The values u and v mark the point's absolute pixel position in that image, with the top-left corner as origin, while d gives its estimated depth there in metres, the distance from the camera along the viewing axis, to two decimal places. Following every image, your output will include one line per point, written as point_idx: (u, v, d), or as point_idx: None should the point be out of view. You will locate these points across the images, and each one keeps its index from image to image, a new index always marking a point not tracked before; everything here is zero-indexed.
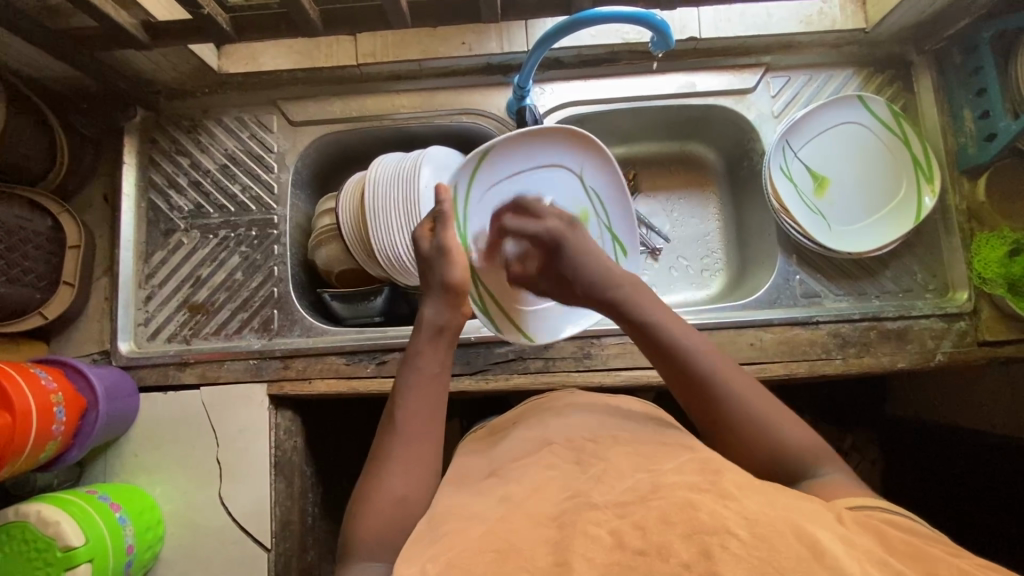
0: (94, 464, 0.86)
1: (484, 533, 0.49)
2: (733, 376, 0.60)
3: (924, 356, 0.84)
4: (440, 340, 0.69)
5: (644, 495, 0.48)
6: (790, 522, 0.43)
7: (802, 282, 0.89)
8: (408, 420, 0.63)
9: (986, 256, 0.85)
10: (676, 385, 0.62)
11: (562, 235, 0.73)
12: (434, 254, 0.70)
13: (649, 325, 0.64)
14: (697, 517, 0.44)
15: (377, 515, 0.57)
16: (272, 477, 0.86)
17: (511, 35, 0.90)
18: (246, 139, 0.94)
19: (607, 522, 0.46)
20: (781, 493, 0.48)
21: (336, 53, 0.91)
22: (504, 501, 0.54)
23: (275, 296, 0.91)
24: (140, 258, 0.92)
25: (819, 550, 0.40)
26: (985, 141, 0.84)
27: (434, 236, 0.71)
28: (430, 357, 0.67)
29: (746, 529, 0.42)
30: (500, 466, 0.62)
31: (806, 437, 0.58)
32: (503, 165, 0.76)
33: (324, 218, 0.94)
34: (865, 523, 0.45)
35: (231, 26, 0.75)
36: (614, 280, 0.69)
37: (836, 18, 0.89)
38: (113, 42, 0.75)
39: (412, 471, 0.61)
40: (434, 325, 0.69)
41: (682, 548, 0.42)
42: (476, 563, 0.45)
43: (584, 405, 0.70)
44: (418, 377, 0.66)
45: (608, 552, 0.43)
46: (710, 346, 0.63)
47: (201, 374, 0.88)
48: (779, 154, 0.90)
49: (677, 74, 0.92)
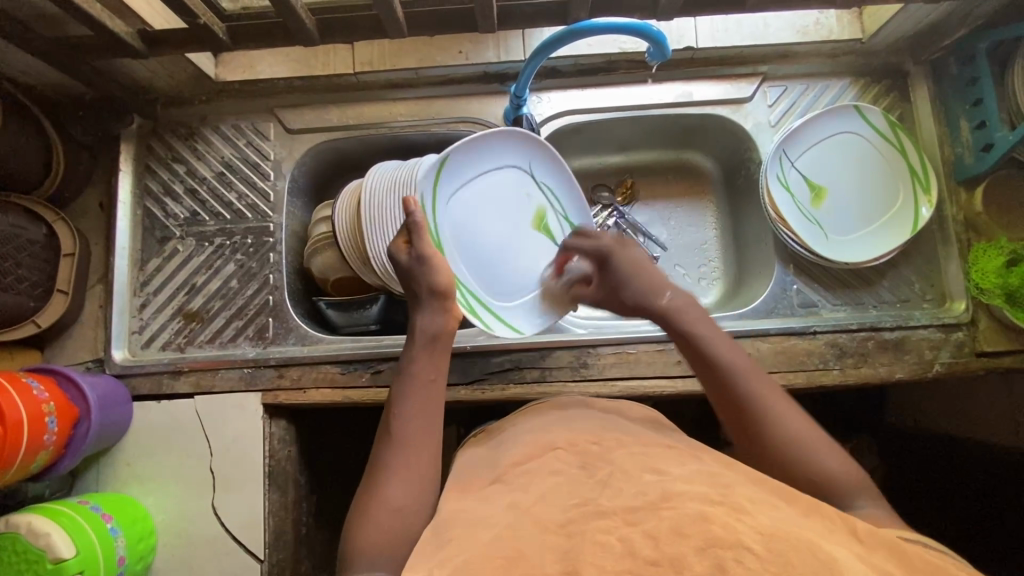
0: (87, 474, 0.86)
1: (492, 538, 0.48)
2: (783, 408, 0.60)
3: (922, 366, 0.84)
4: (434, 347, 0.68)
5: (653, 501, 0.48)
6: (803, 538, 0.43)
7: (799, 292, 0.89)
8: (404, 428, 0.63)
9: (983, 268, 0.83)
10: (717, 387, 0.63)
11: (615, 248, 0.79)
12: (417, 263, 0.70)
13: (695, 341, 0.66)
14: (711, 529, 0.43)
15: (376, 522, 0.57)
16: (266, 487, 0.85)
17: (509, 44, 0.90)
18: (243, 146, 0.94)
19: (616, 529, 0.46)
20: (794, 509, 0.47)
21: (333, 61, 0.91)
22: (510, 507, 0.53)
23: (270, 304, 0.91)
24: (134, 266, 0.92)
25: (835, 565, 0.40)
26: (980, 151, 0.84)
27: (410, 248, 0.70)
28: (424, 364, 0.67)
29: (760, 543, 0.42)
30: (503, 470, 0.60)
31: (820, 456, 0.58)
32: (459, 173, 0.81)
33: (320, 226, 0.93)
34: (878, 545, 0.45)
35: (228, 35, 0.75)
36: (662, 295, 0.72)
37: (832, 28, 0.89)
38: (110, 51, 0.75)
39: (409, 479, 0.60)
40: (425, 331, 0.68)
41: (696, 562, 0.42)
42: (483, 570, 0.44)
43: (585, 408, 0.70)
44: (412, 385, 0.66)
45: (619, 559, 0.43)
46: (749, 362, 0.64)
47: (195, 383, 0.87)
48: (775, 163, 0.89)
49: (674, 83, 0.92)
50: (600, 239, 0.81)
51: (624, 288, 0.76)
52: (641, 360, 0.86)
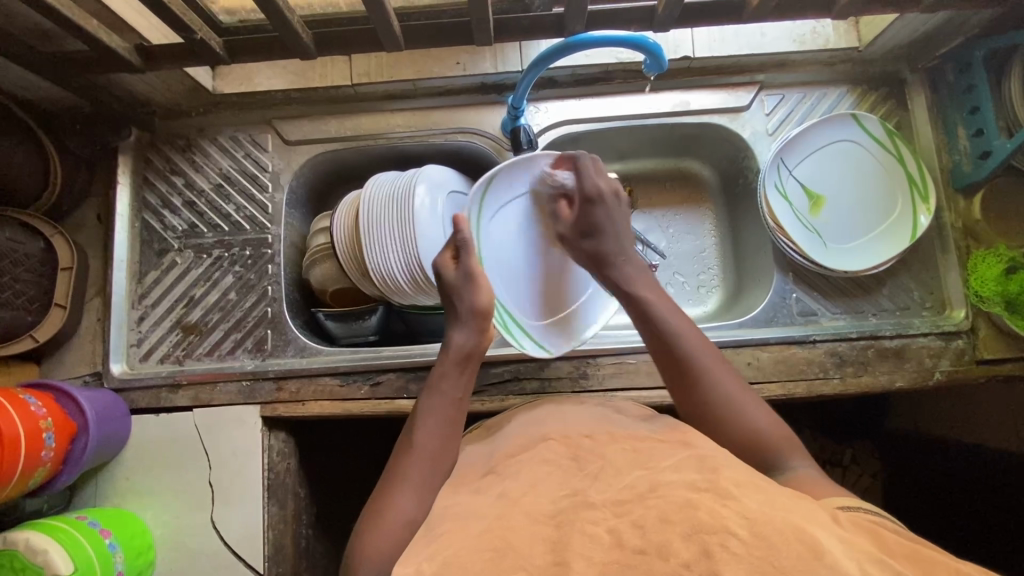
0: (85, 489, 0.85)
1: (481, 530, 0.49)
2: (718, 365, 0.64)
3: (921, 375, 0.84)
4: (465, 366, 0.69)
5: (642, 493, 0.49)
6: (789, 522, 0.44)
7: (798, 300, 0.89)
8: (426, 442, 0.63)
9: (982, 275, 0.83)
10: (653, 342, 0.66)
11: (603, 198, 0.74)
12: (462, 280, 0.72)
13: (640, 300, 0.68)
14: (697, 515, 0.44)
15: (387, 534, 0.56)
16: (265, 500, 0.85)
17: (505, 55, 0.90)
18: (241, 158, 0.94)
19: (604, 521, 0.47)
20: (781, 493, 0.48)
21: (330, 73, 0.91)
22: (500, 496, 0.53)
23: (269, 316, 0.91)
24: (132, 278, 0.92)
25: (819, 550, 0.41)
26: (979, 159, 0.84)
27: (458, 264, 0.73)
28: (453, 382, 0.68)
29: (746, 528, 0.43)
30: (496, 461, 0.60)
31: (752, 416, 0.61)
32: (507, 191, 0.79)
33: (319, 237, 0.93)
34: (857, 529, 0.47)
35: (226, 50, 0.76)
36: (623, 260, 0.72)
37: (828, 36, 0.89)
38: (105, 66, 0.75)
39: (424, 492, 0.60)
40: (462, 350, 0.69)
41: (682, 548, 0.43)
42: (472, 563, 0.45)
43: (585, 403, 0.69)
44: (440, 401, 0.66)
45: (607, 551, 0.44)
46: (688, 321, 0.67)
47: (193, 396, 0.87)
48: (774, 172, 0.90)
49: (671, 93, 0.92)
50: (589, 184, 0.74)
51: (595, 237, 0.74)
52: (641, 371, 0.86)
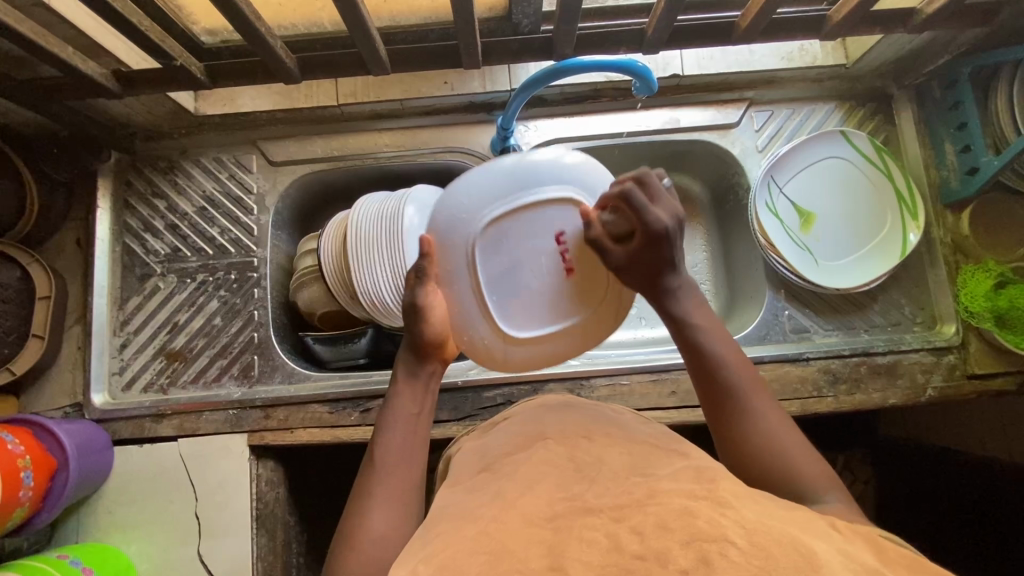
0: (67, 524, 0.83)
1: (479, 534, 0.45)
2: (755, 392, 0.58)
3: (914, 390, 0.84)
4: (417, 381, 0.64)
5: (640, 498, 0.46)
6: (787, 533, 0.41)
7: (790, 317, 0.89)
8: (389, 456, 0.59)
9: (973, 290, 0.83)
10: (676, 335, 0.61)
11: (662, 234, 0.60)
12: (409, 311, 0.61)
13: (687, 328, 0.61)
14: (696, 524, 0.41)
15: (359, 552, 0.52)
16: (253, 532, 0.83)
17: (495, 76, 0.90)
18: (225, 180, 0.92)
19: (602, 525, 0.43)
20: (779, 507, 0.46)
21: (316, 93, 0.90)
22: (497, 497, 0.50)
23: (255, 342, 0.89)
24: (114, 304, 0.90)
25: (817, 561, 0.37)
26: (966, 175, 0.84)
27: (409, 290, 0.61)
28: (408, 398, 0.63)
29: (744, 538, 0.39)
30: (495, 459, 0.58)
31: (802, 476, 0.53)
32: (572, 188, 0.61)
33: (306, 259, 0.91)
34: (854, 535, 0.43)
35: (207, 74, 0.74)
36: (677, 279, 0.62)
37: (815, 54, 0.90)
38: (84, 93, 0.73)
39: (393, 506, 0.56)
40: (412, 361, 0.64)
41: (680, 555, 0.39)
42: (468, 565, 0.41)
43: (571, 405, 0.67)
44: (397, 417, 0.61)
45: (604, 554, 0.40)
46: (729, 344, 0.61)
47: (179, 425, 0.85)
48: (764, 190, 0.90)
49: (661, 110, 0.92)
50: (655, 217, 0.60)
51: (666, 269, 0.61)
52: (635, 392, 0.85)
